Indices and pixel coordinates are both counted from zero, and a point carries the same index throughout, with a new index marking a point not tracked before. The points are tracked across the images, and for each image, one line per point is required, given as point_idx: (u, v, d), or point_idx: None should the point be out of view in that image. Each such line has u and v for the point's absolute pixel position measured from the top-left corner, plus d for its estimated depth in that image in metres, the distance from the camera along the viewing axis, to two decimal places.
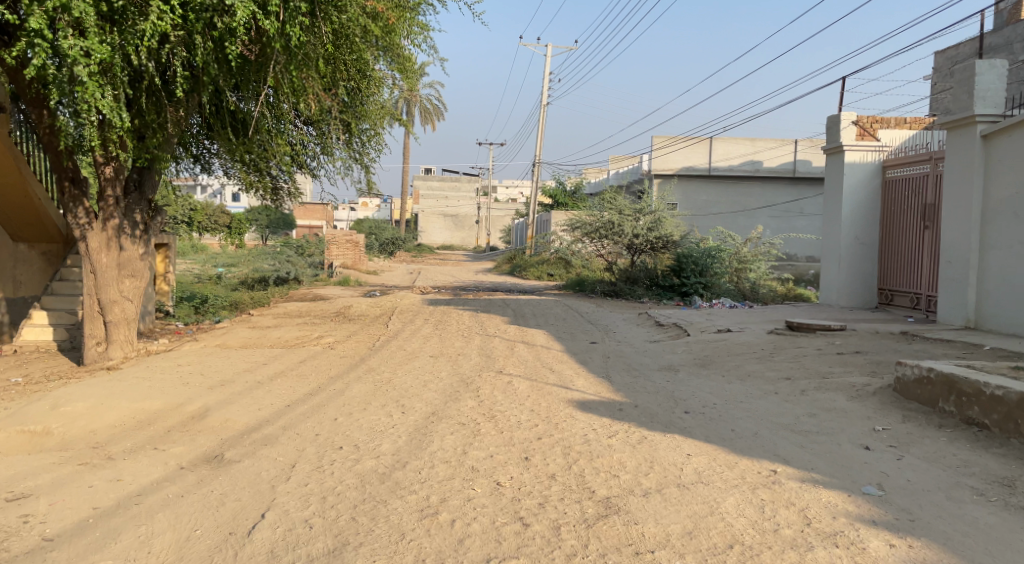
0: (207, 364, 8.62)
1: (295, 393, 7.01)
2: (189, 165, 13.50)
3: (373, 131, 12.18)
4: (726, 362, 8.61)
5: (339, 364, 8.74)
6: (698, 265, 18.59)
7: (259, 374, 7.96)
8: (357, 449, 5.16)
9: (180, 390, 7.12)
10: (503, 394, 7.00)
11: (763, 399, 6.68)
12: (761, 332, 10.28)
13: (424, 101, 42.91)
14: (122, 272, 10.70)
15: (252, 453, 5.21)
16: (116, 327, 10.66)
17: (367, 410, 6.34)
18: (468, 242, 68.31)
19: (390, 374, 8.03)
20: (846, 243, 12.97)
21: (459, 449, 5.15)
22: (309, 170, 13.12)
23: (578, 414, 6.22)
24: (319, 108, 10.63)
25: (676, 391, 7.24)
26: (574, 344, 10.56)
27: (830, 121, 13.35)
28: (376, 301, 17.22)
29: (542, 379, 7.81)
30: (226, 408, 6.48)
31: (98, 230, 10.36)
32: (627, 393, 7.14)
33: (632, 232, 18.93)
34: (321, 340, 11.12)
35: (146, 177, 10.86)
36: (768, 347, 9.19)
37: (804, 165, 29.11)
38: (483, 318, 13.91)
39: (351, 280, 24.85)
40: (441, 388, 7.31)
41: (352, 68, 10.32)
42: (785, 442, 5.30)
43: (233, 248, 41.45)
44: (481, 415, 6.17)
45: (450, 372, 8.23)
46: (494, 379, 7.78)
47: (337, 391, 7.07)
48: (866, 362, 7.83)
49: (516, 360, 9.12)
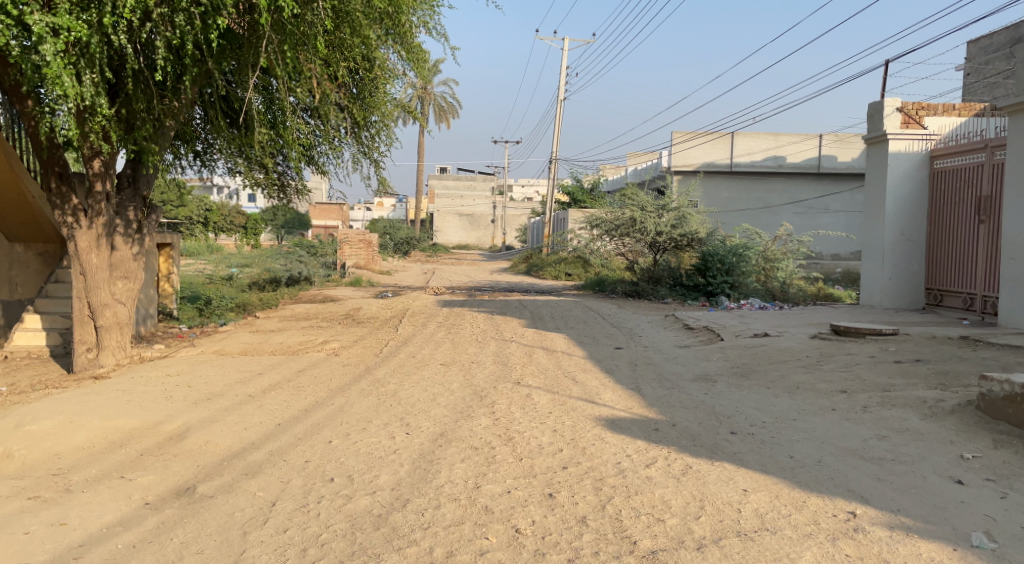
0: (199, 373, 7.88)
1: (288, 410, 6.24)
2: (189, 160, 12.84)
3: (382, 123, 11.47)
4: (769, 372, 7.75)
5: (341, 374, 7.98)
6: (724, 264, 17.62)
7: (252, 386, 7.22)
8: (351, 482, 4.37)
9: (162, 405, 6.39)
10: (521, 411, 6.20)
11: (820, 418, 5.84)
12: (804, 337, 9.41)
13: (438, 99, 42.35)
14: (114, 273, 10.08)
15: (230, 486, 4.44)
16: (108, 332, 10.00)
17: (367, 430, 5.57)
18: (484, 241, 67.39)
19: (396, 386, 7.26)
20: (890, 240, 12.05)
21: (470, 482, 4.35)
22: (315, 167, 12.37)
23: (609, 436, 5.41)
24: (326, 100, 9.89)
25: (717, 406, 6.42)
26: (598, 350, 9.74)
27: (872, 109, 12.43)
28: (388, 303, 16.47)
29: (565, 391, 7.00)
30: (209, 427, 5.72)
31: (87, 229, 9.65)
32: (662, 408, 6.33)
33: (655, 230, 18.03)
34: (326, 346, 10.37)
35: (140, 172, 10.28)
36: (814, 355, 8.32)
37: (829, 160, 28.05)
38: (498, 321, 13.12)
39: (363, 281, 24.14)
40: (451, 403, 6.51)
41: (358, 51, 9.61)
42: (860, 475, 4.49)
43: (248, 248, 41.00)
44: (497, 436, 5.38)
45: (463, 383, 7.44)
46: (511, 392, 6.98)
47: (337, 408, 6.29)
48: (931, 372, 6.96)
49: (536, 368, 8.32)
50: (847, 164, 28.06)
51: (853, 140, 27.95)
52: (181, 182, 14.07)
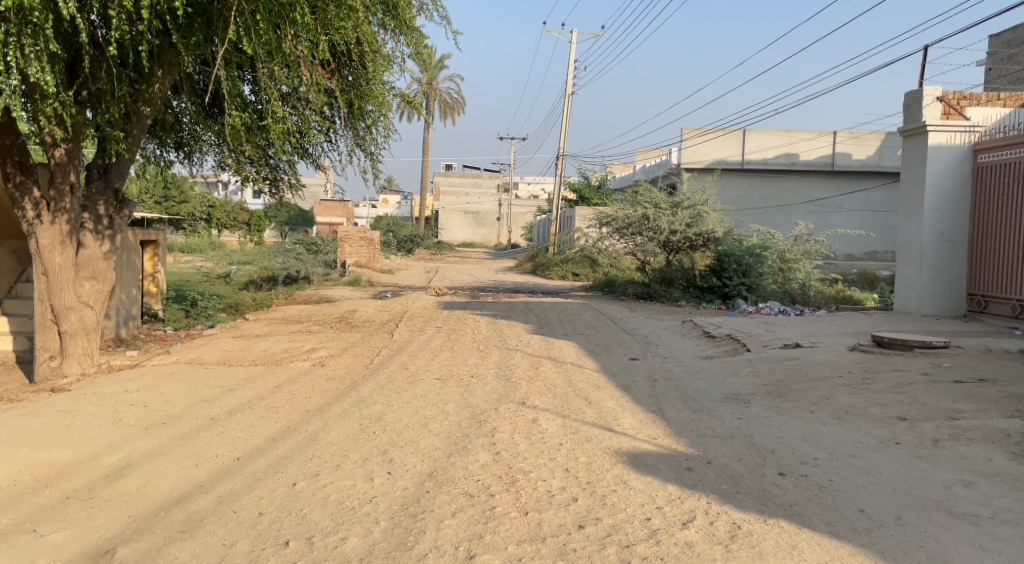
0: (162, 390, 6.94)
1: (252, 439, 5.30)
2: (171, 150, 11.93)
3: (379, 113, 10.45)
4: (809, 392, 6.77)
5: (323, 391, 7.03)
6: (741, 264, 16.70)
7: (217, 406, 6.29)
8: (309, 549, 3.45)
9: (106, 432, 5.46)
10: (527, 443, 5.24)
11: (883, 455, 4.89)
12: (841, 348, 8.42)
13: (443, 94, 41.43)
14: (80, 274, 9.08)
15: (159, 550, 3.52)
16: (73, 338, 9.03)
17: (341, 468, 4.64)
18: (489, 239, 66.43)
19: (383, 407, 6.31)
20: (929, 240, 11.05)
21: (461, 550, 3.42)
22: (309, 160, 11.42)
23: (632, 479, 4.46)
24: (315, 86, 9.01)
25: (756, 436, 5.46)
26: (611, 362, 8.79)
27: (910, 98, 11.46)
28: (385, 305, 15.48)
29: (577, 415, 6.05)
30: (152, 462, 4.79)
31: (48, 225, 8.68)
32: (691, 439, 5.36)
33: (670, 228, 17.00)
34: (313, 355, 9.43)
35: (112, 162, 9.29)
36: (857, 371, 7.35)
37: (842, 158, 27.09)
38: (502, 325, 12.20)
39: (364, 280, 23.16)
40: (444, 430, 5.56)
41: (348, 27, 8.61)
42: (958, 542, 3.53)
43: (251, 245, 40.12)
44: (498, 479, 4.44)
45: (459, 403, 6.51)
46: (515, 415, 6.05)
47: (309, 437, 5.35)
48: (1001, 396, 5.99)
49: (544, 385, 7.36)
50: (862, 161, 27.07)
51: (868, 137, 26.87)
52: (173, 174, 13.13)
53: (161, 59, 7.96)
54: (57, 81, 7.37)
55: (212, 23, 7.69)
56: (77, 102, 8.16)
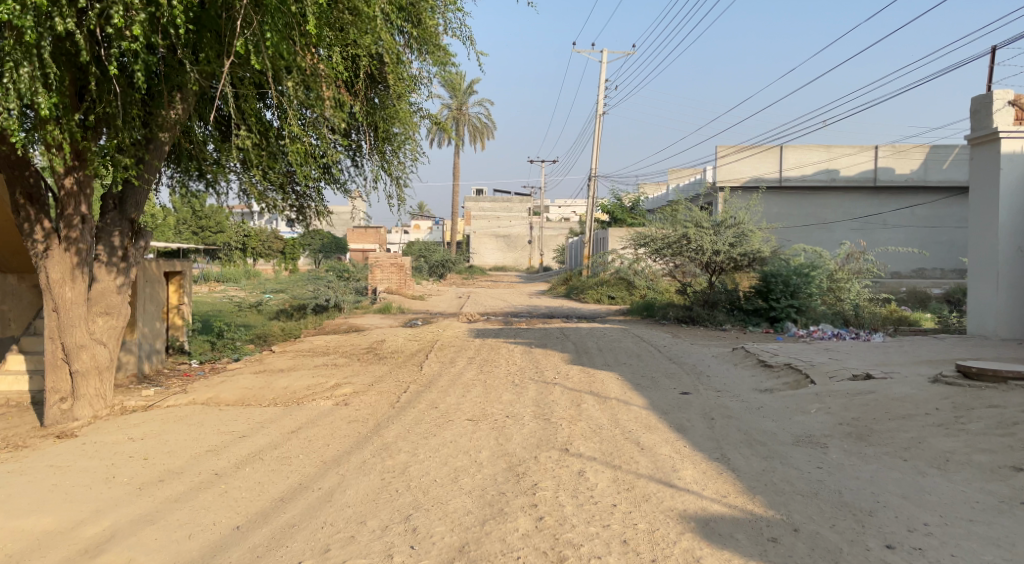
0: (169, 438, 6.28)
1: (258, 501, 4.62)
2: (195, 178, 11.50)
3: (406, 136, 9.81)
4: (895, 435, 5.91)
5: (343, 436, 6.33)
6: (789, 285, 15.72)
7: (225, 457, 5.63)
8: None
9: (95, 493, 4.83)
10: (574, 504, 4.45)
11: (1011, 520, 4.05)
12: (922, 379, 7.51)
13: (473, 119, 41.07)
14: (92, 309, 8.45)
15: None
16: (85, 378, 8.36)
17: (355, 542, 3.92)
18: (521, 263, 65.85)
19: (408, 457, 5.58)
20: (1006, 257, 10.10)
21: None
22: (335, 185, 10.88)
23: (706, 556, 3.68)
24: (338, 107, 8.47)
25: (846, 493, 4.64)
26: (661, 397, 7.96)
27: (977, 103, 10.55)
28: (415, 333, 14.79)
29: (630, 466, 5.26)
30: (141, 533, 4.14)
31: (59, 257, 8.02)
32: (769, 498, 4.55)
33: (712, 248, 16.12)
34: (336, 392, 8.73)
35: (128, 191, 8.69)
36: (946, 407, 6.45)
37: (885, 172, 25.82)
38: (538, 355, 11.44)
39: (395, 307, 22.59)
40: (477, 487, 4.81)
41: (370, 43, 7.95)
42: None
43: (285, 274, 39.94)
44: (542, 557, 3.69)
45: (494, 451, 5.75)
46: (558, 466, 5.28)
47: (323, 497, 4.66)
48: None
49: (588, 426, 6.56)
50: (905, 176, 25.80)
51: (912, 151, 25.56)
52: (205, 205, 12.67)
53: (170, 79, 7.45)
54: (61, 103, 6.87)
55: (222, 37, 7.18)
56: (87, 128, 7.67)
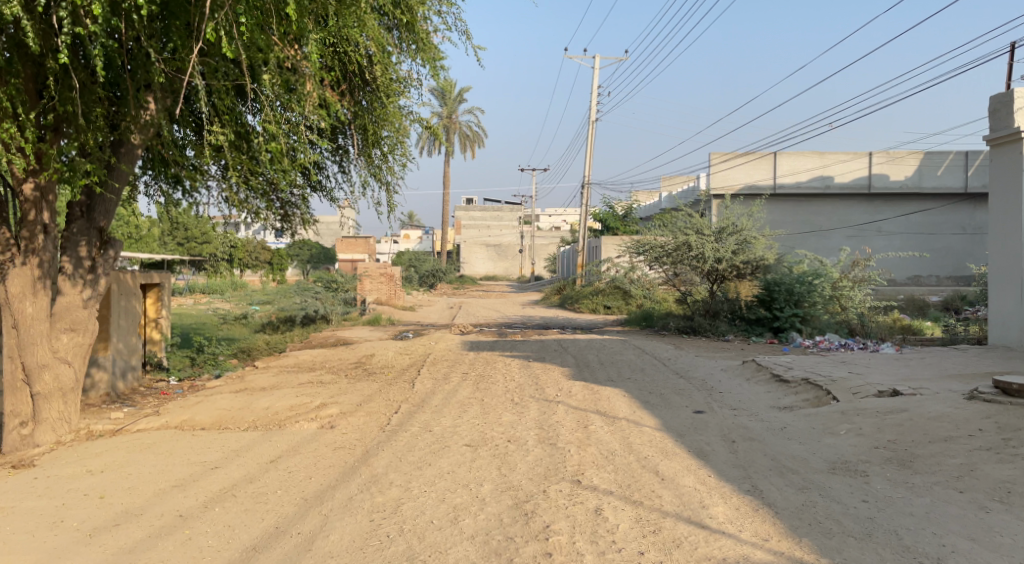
0: (133, 472, 5.58)
1: (226, 551, 3.97)
2: (171, 185, 10.76)
3: (396, 140, 9.10)
4: (940, 461, 5.34)
5: (327, 467, 5.67)
6: (793, 294, 15.14)
7: (193, 494, 4.97)
8: None
9: (36, 544, 4.15)
10: (595, 552, 3.83)
11: None
12: (956, 396, 6.93)
13: (464, 127, 40.59)
14: (56, 325, 7.67)
15: None
16: (47, 401, 7.59)
17: None
18: (513, 272, 65.09)
19: (400, 492, 4.94)
20: None
21: None
22: (320, 193, 10.21)
23: None
24: (322, 106, 7.78)
25: (905, 534, 4.04)
26: (673, 417, 7.33)
27: (996, 102, 10.07)
28: (406, 346, 14.14)
29: (654, 502, 4.63)
30: None
31: (18, 270, 7.27)
32: (819, 542, 3.94)
33: (714, 256, 15.48)
34: (321, 414, 8.04)
35: (96, 197, 7.89)
36: (990, 428, 5.87)
37: (879, 179, 25.46)
38: (537, 369, 10.81)
39: (384, 318, 21.85)
40: (480, 531, 4.18)
41: (355, 33, 7.25)
42: None
43: (271, 285, 39.05)
44: None
45: (497, 484, 5.11)
46: (572, 503, 4.64)
47: (301, 545, 4.02)
48: None
49: (599, 452, 5.94)
50: (900, 183, 25.39)
51: (907, 158, 25.16)
52: (185, 215, 11.93)
53: (137, 72, 6.75)
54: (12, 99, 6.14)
55: (192, 26, 6.58)
56: (46, 128, 6.99)
